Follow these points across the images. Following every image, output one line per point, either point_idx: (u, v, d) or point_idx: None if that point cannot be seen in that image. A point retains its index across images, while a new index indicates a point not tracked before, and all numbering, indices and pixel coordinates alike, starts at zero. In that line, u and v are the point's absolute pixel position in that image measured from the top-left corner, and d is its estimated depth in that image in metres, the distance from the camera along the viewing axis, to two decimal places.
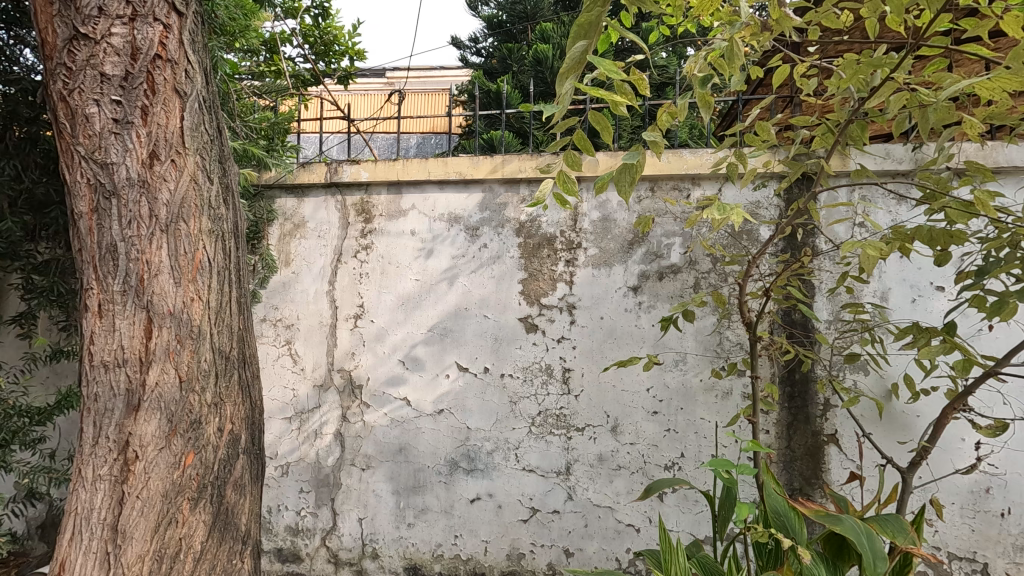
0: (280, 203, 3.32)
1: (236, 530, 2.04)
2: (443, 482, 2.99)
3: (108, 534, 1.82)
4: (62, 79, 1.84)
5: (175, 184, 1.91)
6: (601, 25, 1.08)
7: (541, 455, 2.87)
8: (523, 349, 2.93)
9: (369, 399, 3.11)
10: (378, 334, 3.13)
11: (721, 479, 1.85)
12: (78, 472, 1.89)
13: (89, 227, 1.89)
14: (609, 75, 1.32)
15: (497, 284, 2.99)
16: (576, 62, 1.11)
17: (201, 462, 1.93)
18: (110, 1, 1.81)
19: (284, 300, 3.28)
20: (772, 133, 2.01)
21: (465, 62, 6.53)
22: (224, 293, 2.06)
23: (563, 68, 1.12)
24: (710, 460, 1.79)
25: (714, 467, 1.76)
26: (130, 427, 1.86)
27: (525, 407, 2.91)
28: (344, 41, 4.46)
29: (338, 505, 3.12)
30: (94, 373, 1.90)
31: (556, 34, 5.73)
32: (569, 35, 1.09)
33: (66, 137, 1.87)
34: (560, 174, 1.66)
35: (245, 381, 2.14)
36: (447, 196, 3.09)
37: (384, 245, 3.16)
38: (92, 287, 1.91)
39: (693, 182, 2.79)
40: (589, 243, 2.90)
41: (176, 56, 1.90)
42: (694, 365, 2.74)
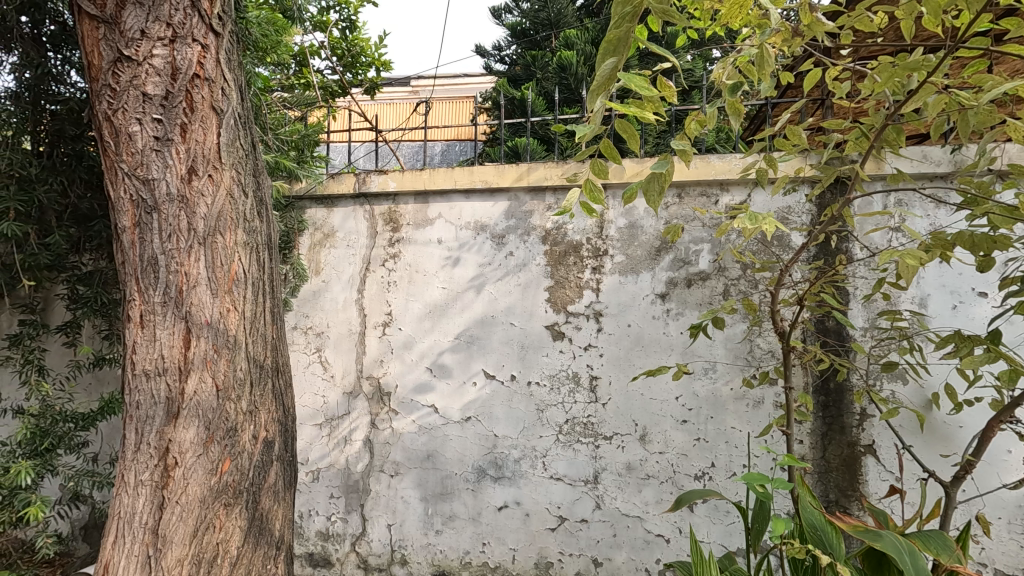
0: (310, 213, 3.39)
1: (271, 535, 2.09)
2: (471, 489, 3.00)
3: (149, 537, 1.88)
4: (106, 100, 1.91)
5: (212, 198, 1.97)
6: (628, 45, 1.11)
7: (568, 464, 2.86)
8: (550, 357, 2.93)
9: (397, 406, 3.14)
10: (406, 342, 3.16)
11: (754, 493, 1.70)
12: (121, 477, 1.96)
13: (132, 241, 1.96)
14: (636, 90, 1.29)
15: (524, 292, 2.99)
16: (605, 78, 1.13)
17: (237, 468, 1.98)
18: (152, 23, 1.88)
19: (314, 308, 3.34)
20: (803, 138, 1.97)
21: (489, 69, 6.56)
22: (258, 304, 2.12)
23: (593, 84, 1.14)
24: (744, 474, 1.68)
25: (748, 481, 1.66)
26: (169, 434, 1.92)
27: (552, 415, 2.90)
28: (371, 53, 4.54)
29: (367, 511, 3.16)
30: (136, 381, 1.97)
31: (580, 40, 5.71)
32: (600, 51, 1.11)
33: (111, 154, 1.95)
34: (587, 182, 1.69)
35: (278, 389, 2.19)
36: (473, 205, 3.11)
37: (411, 254, 3.20)
38: (134, 298, 1.98)
39: (721, 188, 2.76)
40: (616, 250, 2.88)
41: (213, 75, 1.96)
42: (724, 373, 2.70)
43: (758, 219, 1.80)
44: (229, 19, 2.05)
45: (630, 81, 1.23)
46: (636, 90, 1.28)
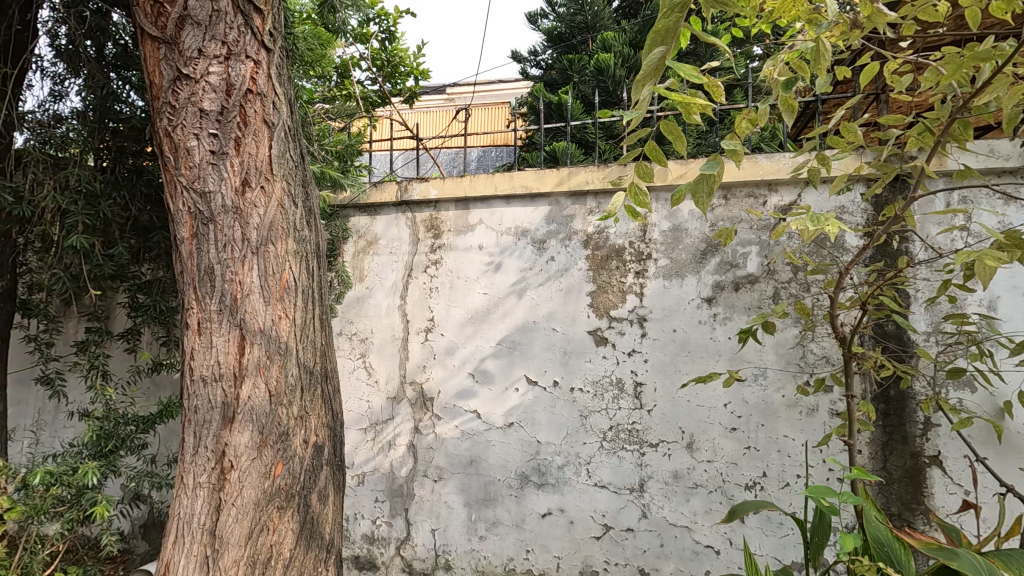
0: (354, 221, 3.46)
1: (321, 538, 2.12)
2: (514, 495, 2.99)
3: (207, 538, 1.94)
4: (166, 117, 1.99)
5: (265, 209, 2.03)
6: (677, 30, 1.16)
7: (613, 471, 2.82)
8: (593, 362, 2.89)
9: (440, 411, 3.16)
10: (449, 347, 3.18)
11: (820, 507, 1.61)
12: (180, 479, 2.03)
13: (190, 251, 2.04)
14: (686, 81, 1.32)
15: (565, 297, 2.97)
16: (654, 67, 1.18)
17: (289, 472, 2.02)
18: (209, 42, 1.94)
19: (359, 314, 3.41)
20: (858, 134, 1.88)
21: (525, 74, 6.56)
22: (308, 311, 2.17)
23: (640, 73, 1.18)
24: (808, 486, 1.60)
25: (812, 494, 1.58)
26: (226, 437, 1.98)
27: (596, 421, 2.86)
28: (410, 62, 4.62)
29: (412, 515, 3.19)
30: (194, 387, 2.04)
31: (618, 41, 5.65)
32: (647, 41, 1.16)
33: (170, 169, 2.03)
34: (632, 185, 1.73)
35: (327, 395, 2.23)
36: (514, 210, 3.11)
37: (453, 260, 3.22)
38: (192, 306, 2.06)
39: (770, 188, 2.67)
40: (660, 253, 2.83)
41: (265, 90, 2.03)
42: (775, 380, 2.61)
43: (821, 220, 1.71)
44: (279, 35, 2.12)
45: (680, 71, 1.24)
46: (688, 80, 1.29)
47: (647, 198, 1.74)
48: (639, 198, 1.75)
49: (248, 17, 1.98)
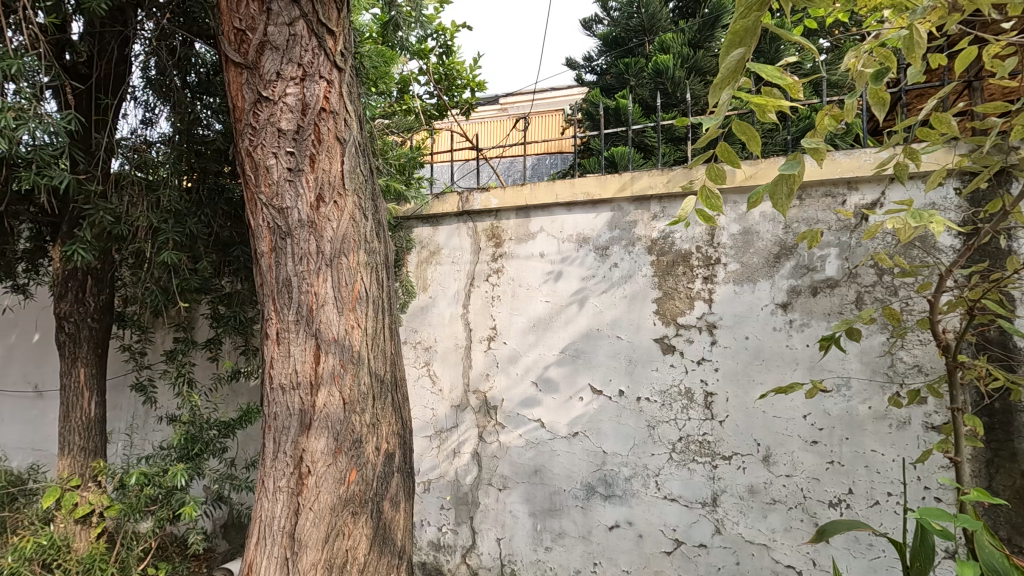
0: (417, 232, 3.54)
1: (393, 544, 2.16)
2: (580, 506, 2.94)
3: (287, 541, 2.01)
4: (247, 138, 2.09)
5: (338, 223, 2.10)
6: (757, 30, 1.10)
7: (683, 484, 2.72)
8: (660, 371, 2.81)
9: (504, 420, 3.17)
10: (512, 356, 3.18)
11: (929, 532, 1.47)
12: (262, 483, 2.12)
13: (269, 265, 2.13)
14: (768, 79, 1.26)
15: (630, 304, 2.91)
16: (733, 69, 1.13)
17: (362, 479, 2.07)
18: (286, 65, 2.03)
19: (422, 323, 3.47)
20: (954, 125, 1.74)
21: (580, 80, 6.53)
22: (379, 321, 2.22)
23: (718, 77, 1.14)
24: (918, 510, 1.46)
25: (922, 518, 1.44)
26: (303, 444, 2.05)
27: (664, 432, 2.78)
28: (466, 74, 4.70)
29: (477, 523, 3.20)
30: (273, 395, 2.13)
31: (676, 42, 5.52)
32: (724, 44, 1.12)
33: (251, 187, 2.13)
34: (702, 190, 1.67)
35: (397, 403, 2.28)
36: (575, 217, 3.09)
37: (514, 268, 3.23)
38: (271, 317, 2.15)
39: (850, 186, 2.53)
40: (729, 258, 2.73)
41: (337, 109, 2.10)
42: (860, 391, 2.45)
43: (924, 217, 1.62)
44: (350, 54, 2.19)
45: (761, 70, 1.19)
46: (770, 79, 1.24)
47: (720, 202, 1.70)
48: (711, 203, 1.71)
49: (321, 39, 2.06)
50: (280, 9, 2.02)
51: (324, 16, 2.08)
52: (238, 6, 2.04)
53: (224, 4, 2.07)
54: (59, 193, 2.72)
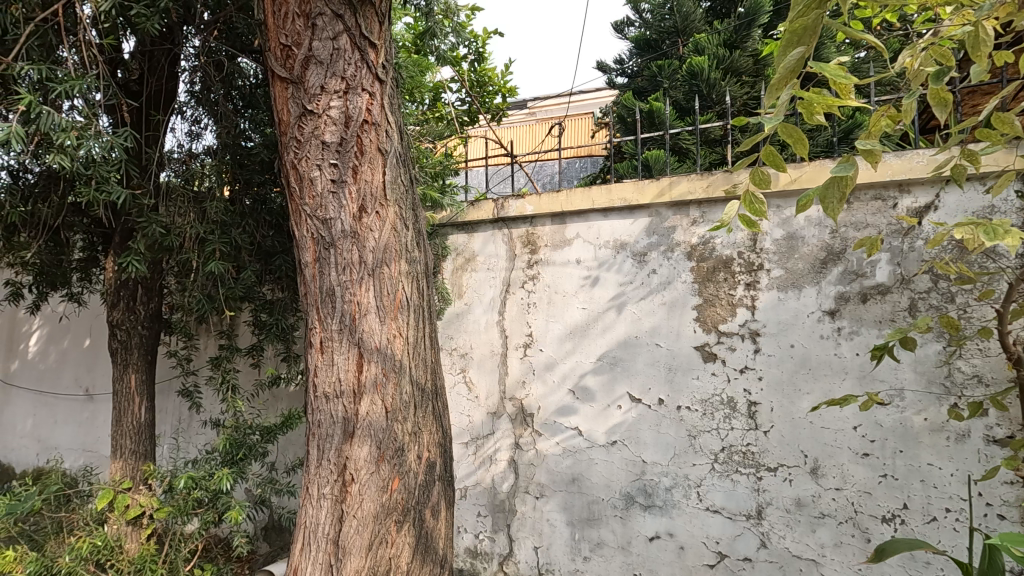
0: (452, 239, 3.57)
1: (436, 552, 2.16)
2: (619, 516, 2.90)
3: (331, 547, 2.03)
4: (292, 150, 2.13)
5: (380, 233, 2.13)
6: (817, 28, 1.10)
7: (726, 496, 2.66)
8: (701, 380, 2.76)
9: (541, 427, 3.15)
10: (548, 363, 3.17)
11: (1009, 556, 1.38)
12: (306, 490, 2.15)
13: (313, 275, 2.16)
14: (834, 78, 1.27)
15: (669, 311, 2.87)
16: (791, 69, 1.12)
17: (405, 487, 2.09)
18: (330, 78, 2.07)
19: (458, 330, 3.49)
20: (1019, 125, 1.65)
21: (611, 84, 6.47)
22: (420, 329, 2.24)
23: (776, 77, 1.13)
24: (997, 534, 1.37)
25: (1002, 541, 1.36)
26: (347, 451, 2.07)
27: (706, 441, 2.72)
28: (498, 80, 4.71)
29: (514, 531, 3.18)
30: (317, 402, 2.16)
31: (711, 43, 5.43)
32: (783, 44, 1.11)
33: (296, 198, 2.17)
34: (746, 194, 1.70)
35: (438, 411, 2.28)
36: (612, 223, 3.06)
37: (550, 275, 3.21)
38: (315, 326, 2.18)
39: (901, 189, 2.43)
40: (773, 263, 2.66)
41: (379, 120, 2.13)
42: (915, 402, 2.35)
43: (998, 233, 1.64)
44: (391, 66, 2.23)
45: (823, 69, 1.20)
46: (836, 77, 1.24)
47: (764, 205, 1.69)
48: (756, 206, 1.71)
49: (363, 52, 2.10)
50: (324, 23, 2.06)
51: (366, 29, 2.11)
52: (283, 22, 2.08)
53: (271, 21, 2.12)
54: (113, 206, 2.82)
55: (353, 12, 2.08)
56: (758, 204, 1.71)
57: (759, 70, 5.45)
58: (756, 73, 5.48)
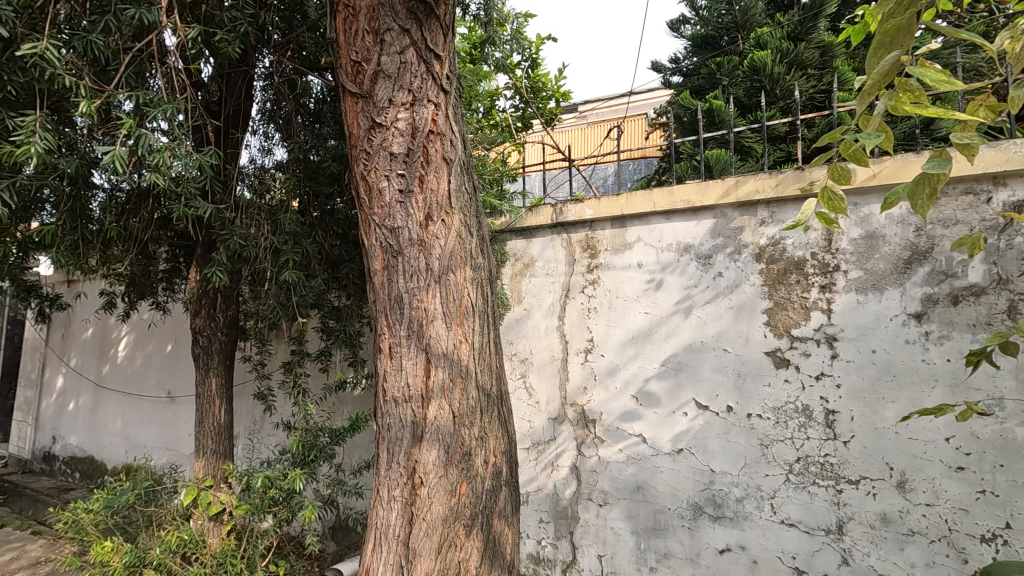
0: (511, 244, 3.60)
1: (503, 557, 2.17)
2: (687, 526, 2.82)
3: (402, 549, 2.07)
4: (362, 162, 2.20)
5: (445, 240, 2.17)
6: (912, 28, 1.06)
7: (803, 509, 2.53)
8: (772, 387, 2.65)
9: (603, 433, 3.11)
10: (610, 368, 3.13)
11: None
12: (376, 492, 2.20)
13: (381, 282, 2.22)
14: (937, 84, 1.18)
15: (736, 316, 2.77)
16: (885, 74, 1.11)
17: (472, 491, 2.10)
18: (397, 91, 2.13)
19: (518, 335, 3.51)
20: None
21: (666, 83, 6.35)
22: (485, 335, 2.26)
23: (870, 83, 1.12)
24: None
25: None
26: (415, 455, 2.11)
27: (780, 451, 2.60)
28: (551, 85, 4.73)
29: (577, 538, 3.15)
30: (386, 406, 2.20)
31: (773, 37, 5.23)
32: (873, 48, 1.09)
33: (365, 209, 2.23)
34: (825, 191, 1.64)
35: (503, 416, 2.29)
36: (674, 226, 2.99)
37: (611, 279, 3.18)
38: (384, 333, 2.23)
39: (996, 182, 2.26)
40: (851, 264, 2.52)
41: (444, 130, 2.18)
42: (1016, 412, 2.17)
43: None
44: (455, 77, 2.27)
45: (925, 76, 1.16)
46: (937, 85, 1.17)
47: (844, 203, 1.62)
48: (835, 203, 1.63)
49: (429, 64, 2.15)
50: (392, 38, 2.12)
51: (431, 42, 2.16)
52: (354, 40, 2.16)
53: (342, 39, 2.20)
54: (198, 222, 3.01)
55: (419, 26, 2.14)
56: (838, 201, 1.63)
57: (826, 62, 5.20)
58: (822, 65, 5.23)
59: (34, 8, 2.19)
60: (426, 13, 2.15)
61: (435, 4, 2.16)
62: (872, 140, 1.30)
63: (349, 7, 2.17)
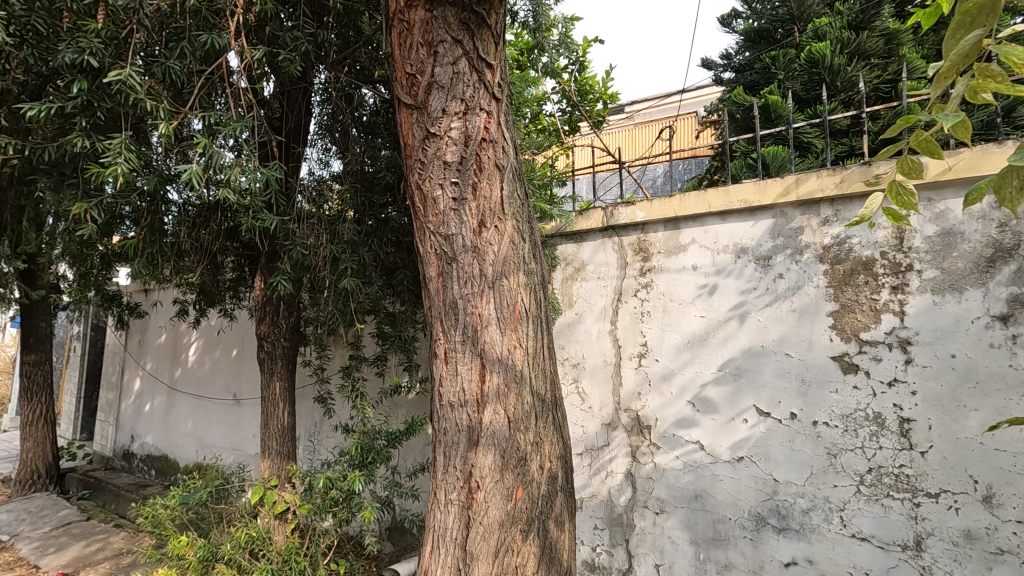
0: (561, 249, 3.59)
1: (560, 563, 2.16)
2: (749, 538, 2.72)
3: (459, 552, 2.09)
4: (417, 172, 2.25)
5: (499, 246, 2.19)
6: (995, 7, 1.04)
7: (876, 522, 2.40)
8: (840, 393, 2.52)
9: (659, 440, 3.04)
10: (665, 374, 3.06)
11: None
12: (434, 495, 2.23)
13: (436, 289, 2.25)
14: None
15: (799, 319, 2.66)
16: (966, 54, 1.06)
17: (529, 496, 2.11)
18: (450, 101, 2.17)
19: (569, 339, 3.49)
20: None
21: (717, 80, 6.18)
22: (539, 340, 2.26)
23: (948, 63, 1.07)
24: None
25: None
26: (472, 459, 2.13)
27: (849, 461, 2.48)
28: (599, 88, 4.70)
29: (633, 547, 3.10)
30: (442, 411, 2.23)
31: (832, 27, 5.01)
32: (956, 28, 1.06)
33: (420, 217, 2.28)
34: (892, 185, 1.55)
35: (557, 421, 2.29)
36: (731, 227, 2.91)
37: (665, 282, 3.12)
38: (439, 338, 2.26)
39: None
40: (925, 264, 2.38)
41: (496, 138, 2.20)
42: None
43: None
44: (505, 84, 2.30)
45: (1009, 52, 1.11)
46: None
47: (914, 197, 1.52)
48: (904, 199, 1.54)
49: (481, 73, 2.18)
50: (445, 50, 2.17)
51: (483, 51, 2.20)
52: (408, 53, 2.22)
53: (396, 52, 2.26)
54: (265, 234, 3.17)
55: (471, 36, 2.18)
56: (907, 196, 1.54)
57: (891, 50, 4.94)
58: (886, 54, 4.97)
59: (119, 38, 2.37)
60: (478, 23, 2.19)
61: (486, 14, 2.19)
62: (952, 123, 1.20)
63: (403, 21, 2.23)
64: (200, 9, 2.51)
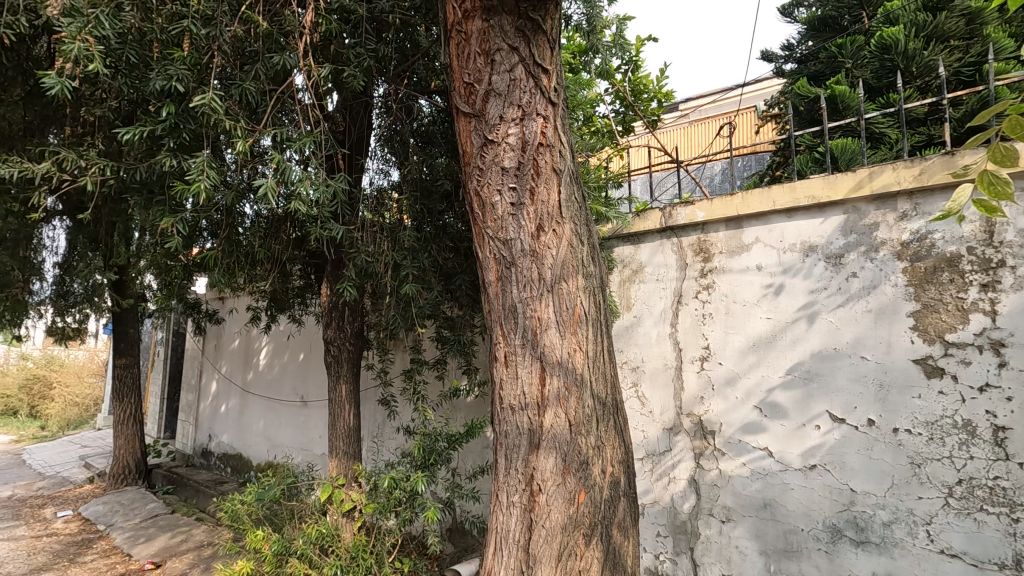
0: (618, 251, 3.56)
1: (624, 570, 2.13)
2: (824, 550, 2.59)
3: (522, 554, 2.10)
4: (475, 178, 2.29)
5: (557, 250, 2.19)
6: None
7: (968, 538, 2.23)
8: (923, 399, 2.37)
9: (724, 446, 2.95)
10: (729, 378, 2.97)
11: None
12: (495, 497, 2.25)
13: (495, 293, 2.28)
14: None
15: (875, 320, 2.52)
16: None
17: (591, 500, 2.09)
18: (507, 108, 2.20)
19: (628, 342, 3.45)
20: None
21: (779, 73, 5.95)
22: (599, 343, 2.25)
23: None
24: None
25: None
26: (533, 462, 2.14)
27: (936, 472, 2.31)
28: (653, 87, 4.62)
29: (698, 555, 3.01)
30: (503, 414, 2.25)
31: (906, 9, 4.72)
32: None
33: (479, 223, 2.31)
34: (984, 175, 1.46)
35: (619, 425, 2.26)
36: (798, 225, 2.79)
37: (727, 283, 3.03)
38: (499, 342, 2.28)
39: None
40: (1020, 259, 2.20)
41: (553, 142, 2.22)
42: None
43: None
44: (561, 89, 2.31)
45: None
46: None
47: (1010, 187, 1.42)
48: (998, 188, 1.44)
49: (537, 79, 2.20)
50: (501, 57, 2.20)
51: (539, 57, 2.22)
52: (466, 62, 2.27)
53: (454, 62, 2.32)
54: (334, 243, 3.31)
55: (527, 42, 2.21)
56: (1001, 186, 1.44)
57: (974, 30, 4.60)
58: (969, 34, 4.62)
59: (201, 64, 2.55)
60: (533, 30, 2.21)
61: (541, 20, 2.22)
62: None
63: (461, 32, 2.28)
64: (272, 32, 2.67)
